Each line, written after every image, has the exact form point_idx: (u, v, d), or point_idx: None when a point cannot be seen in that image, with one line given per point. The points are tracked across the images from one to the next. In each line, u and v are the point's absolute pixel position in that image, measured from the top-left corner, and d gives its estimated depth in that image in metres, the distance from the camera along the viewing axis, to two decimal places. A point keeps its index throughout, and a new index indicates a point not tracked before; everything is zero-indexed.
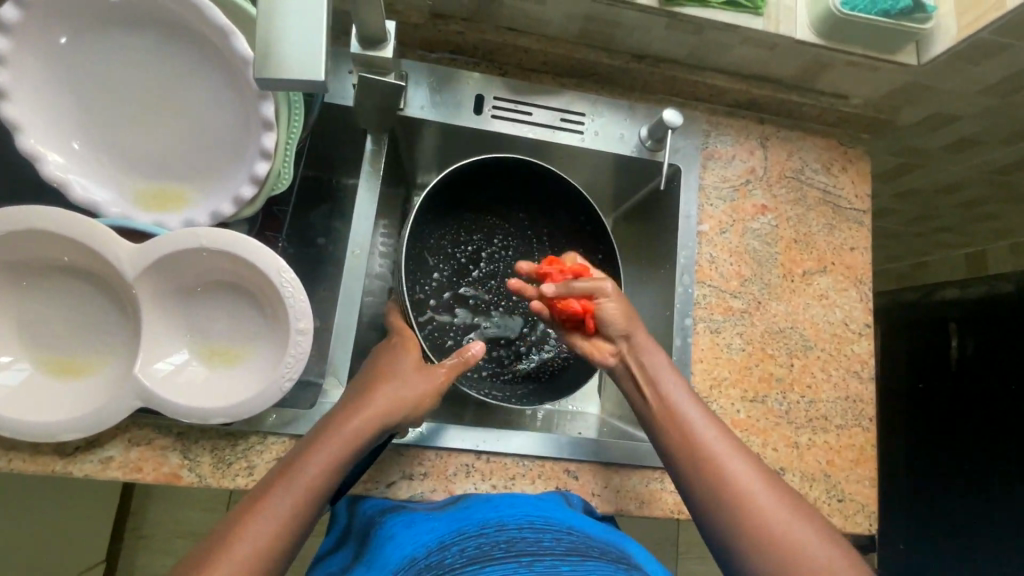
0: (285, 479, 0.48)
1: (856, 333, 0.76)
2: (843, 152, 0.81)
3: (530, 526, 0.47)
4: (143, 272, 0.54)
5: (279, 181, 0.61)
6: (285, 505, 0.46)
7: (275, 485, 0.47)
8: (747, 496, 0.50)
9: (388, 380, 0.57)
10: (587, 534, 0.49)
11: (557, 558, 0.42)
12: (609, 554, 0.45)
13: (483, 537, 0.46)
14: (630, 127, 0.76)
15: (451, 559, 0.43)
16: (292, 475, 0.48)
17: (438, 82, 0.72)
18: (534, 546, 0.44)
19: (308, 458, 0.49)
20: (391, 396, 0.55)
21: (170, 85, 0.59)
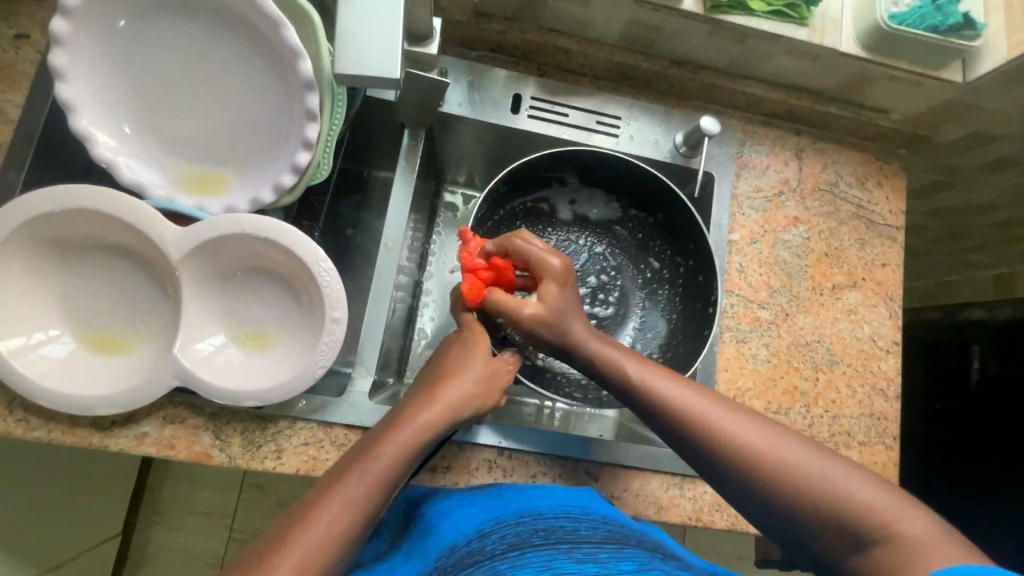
0: (357, 468, 0.48)
1: (884, 351, 0.75)
2: (879, 167, 0.80)
3: (566, 515, 0.48)
4: (188, 255, 0.55)
5: (319, 171, 0.63)
6: (354, 496, 0.47)
7: (340, 476, 0.48)
8: (755, 460, 0.49)
9: (456, 373, 0.57)
10: (623, 523, 0.50)
11: (595, 546, 0.43)
12: (643, 542, 0.46)
13: (521, 525, 0.46)
14: (665, 132, 0.76)
15: (493, 546, 0.44)
16: (364, 464, 0.48)
17: (476, 80, 0.73)
18: (571, 534, 0.45)
19: (378, 449, 0.50)
20: (459, 389, 0.56)
21: (216, 72, 0.61)
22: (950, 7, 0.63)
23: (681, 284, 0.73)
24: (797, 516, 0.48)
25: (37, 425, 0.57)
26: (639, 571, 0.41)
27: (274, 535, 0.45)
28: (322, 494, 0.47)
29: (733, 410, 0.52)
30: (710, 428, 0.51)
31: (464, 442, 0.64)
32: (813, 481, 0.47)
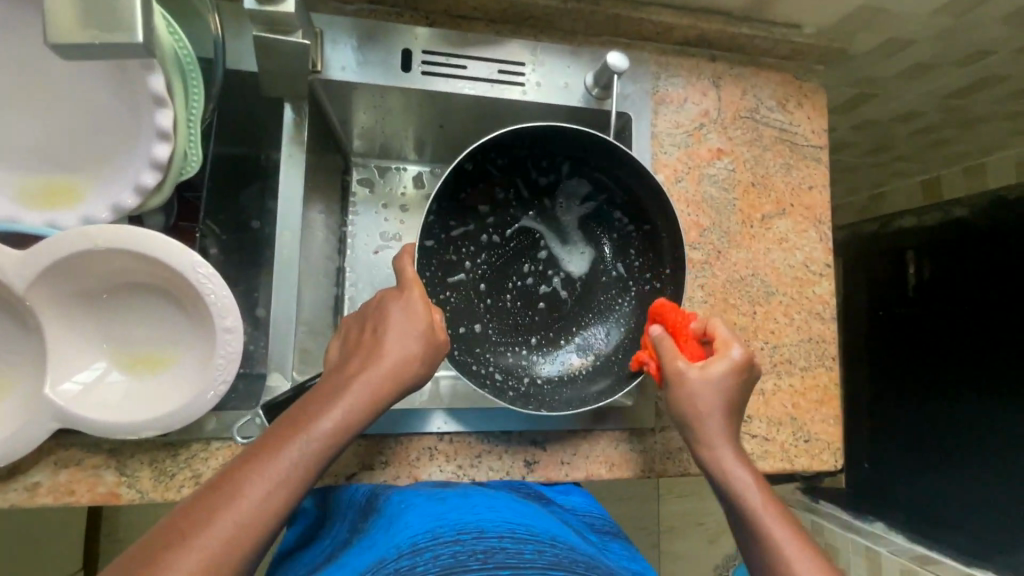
0: (293, 439, 0.42)
1: (817, 275, 0.75)
2: (798, 86, 0.77)
3: (511, 536, 0.45)
4: (36, 280, 0.48)
5: (188, 164, 0.55)
6: (286, 476, 0.41)
7: (266, 454, 0.41)
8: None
9: (395, 330, 0.50)
10: (570, 544, 0.47)
11: (537, 570, 0.40)
12: (590, 567, 0.43)
13: (459, 545, 0.43)
14: (575, 74, 0.70)
15: (424, 566, 0.40)
16: (302, 436, 0.43)
17: (358, 38, 0.65)
18: (513, 558, 0.41)
19: (315, 419, 0.44)
20: (397, 348, 0.49)
21: (34, 61, 0.51)
22: None
23: (641, 304, 0.67)
24: None
25: None
26: None
27: (175, 521, 0.38)
28: (239, 474, 0.40)
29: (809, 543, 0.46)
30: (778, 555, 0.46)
31: (401, 432, 0.61)
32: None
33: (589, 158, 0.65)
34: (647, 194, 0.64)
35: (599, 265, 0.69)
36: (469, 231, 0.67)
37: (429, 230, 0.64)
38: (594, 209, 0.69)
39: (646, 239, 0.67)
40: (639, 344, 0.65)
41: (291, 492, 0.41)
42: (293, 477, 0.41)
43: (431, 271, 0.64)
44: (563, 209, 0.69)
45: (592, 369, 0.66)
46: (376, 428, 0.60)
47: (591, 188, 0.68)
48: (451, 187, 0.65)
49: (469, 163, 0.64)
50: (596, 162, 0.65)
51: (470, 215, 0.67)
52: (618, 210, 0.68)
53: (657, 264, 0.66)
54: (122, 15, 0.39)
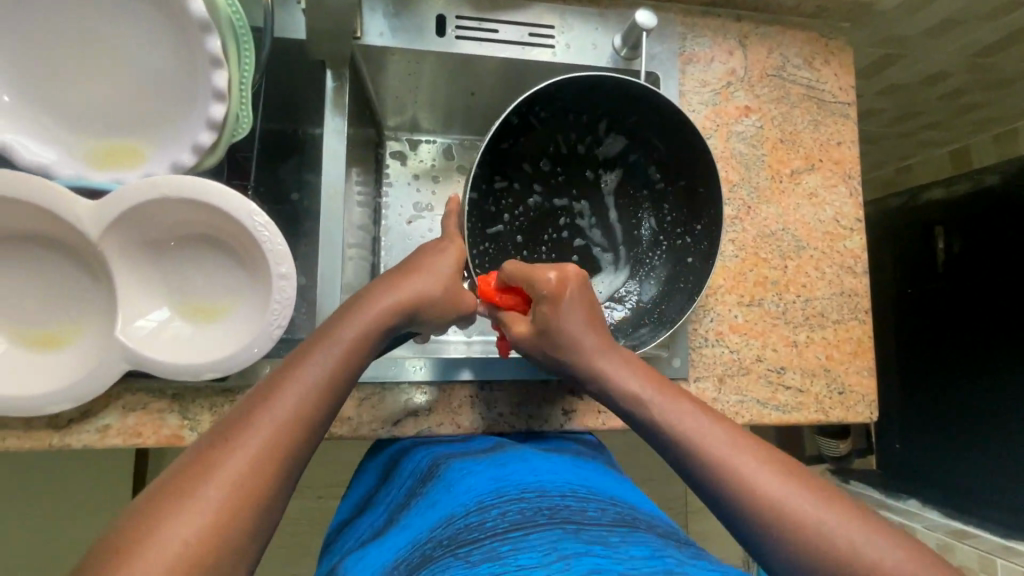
0: (318, 351, 0.46)
1: (848, 229, 0.75)
2: (824, 44, 0.78)
3: (573, 495, 0.46)
4: (108, 229, 0.51)
5: (240, 125, 0.58)
6: (316, 382, 0.45)
7: (297, 364, 0.45)
8: (759, 503, 0.40)
9: (428, 270, 0.54)
10: (630, 504, 0.48)
11: (604, 529, 0.40)
12: (652, 526, 0.44)
13: (524, 501, 0.44)
14: (603, 36, 0.72)
15: (493, 523, 0.41)
16: (324, 352, 0.46)
17: (394, 5, 0.68)
18: (578, 515, 0.42)
19: (336, 333, 0.48)
20: (429, 283, 0.53)
21: (99, 29, 0.54)
22: None
23: (672, 261, 0.69)
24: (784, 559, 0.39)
25: None
26: (653, 557, 0.37)
27: (225, 426, 0.42)
28: (276, 389, 0.44)
29: (743, 441, 0.44)
30: (726, 468, 0.42)
31: (444, 381, 0.63)
32: (807, 537, 0.39)
33: (629, 116, 0.66)
34: (686, 152, 0.65)
35: (633, 220, 0.71)
36: (509, 183, 0.69)
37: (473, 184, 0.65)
38: (630, 166, 0.70)
39: (680, 195, 0.68)
40: (672, 299, 0.67)
41: (321, 394, 0.45)
42: (325, 385, 0.45)
43: (473, 221, 0.66)
44: (599, 165, 0.71)
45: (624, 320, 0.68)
46: (420, 375, 0.63)
47: (629, 145, 0.69)
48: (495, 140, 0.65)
49: (514, 118, 0.64)
50: (633, 118, 0.66)
51: (511, 169, 0.69)
52: (654, 167, 0.69)
53: (690, 220, 0.67)
54: None
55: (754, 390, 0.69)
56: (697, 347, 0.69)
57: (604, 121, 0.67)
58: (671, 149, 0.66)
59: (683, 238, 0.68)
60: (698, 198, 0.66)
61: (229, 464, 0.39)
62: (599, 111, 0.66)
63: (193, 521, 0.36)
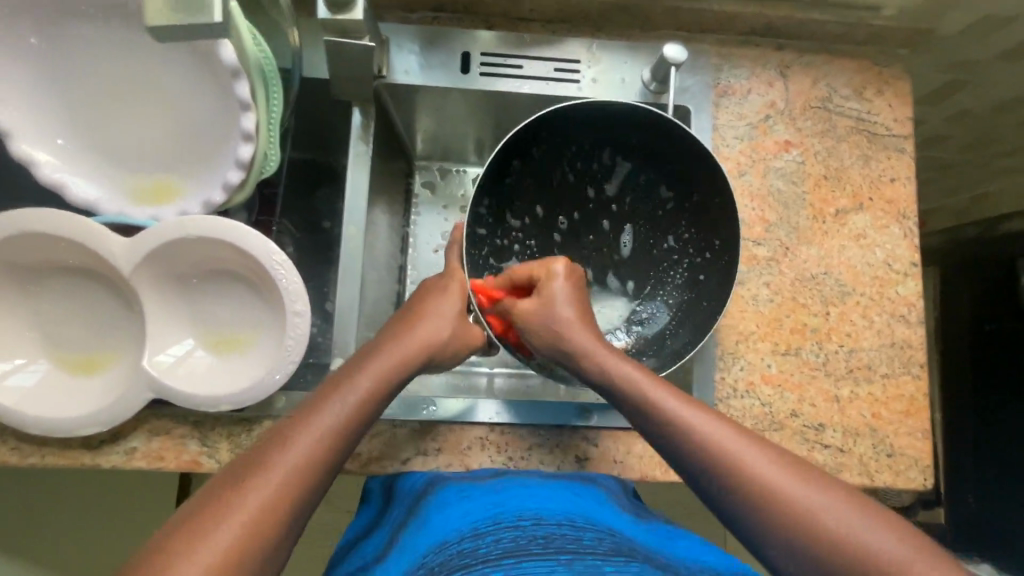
0: (328, 403, 0.46)
1: (902, 274, 0.68)
2: (877, 72, 0.71)
3: (569, 522, 0.45)
4: (140, 265, 0.54)
5: (268, 161, 0.60)
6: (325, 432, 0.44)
7: (319, 403, 0.46)
8: (757, 486, 0.43)
9: (435, 313, 0.57)
10: (627, 533, 0.48)
11: (598, 558, 0.41)
12: (648, 556, 0.44)
13: (519, 529, 0.44)
14: (632, 69, 0.69)
15: (488, 551, 0.42)
16: (336, 400, 0.46)
17: (421, 43, 0.68)
18: (573, 544, 0.42)
19: (353, 381, 0.48)
20: (439, 325, 0.56)
21: (144, 76, 0.58)
22: None
23: (688, 287, 0.67)
24: (773, 528, 0.42)
25: (31, 452, 0.58)
26: None
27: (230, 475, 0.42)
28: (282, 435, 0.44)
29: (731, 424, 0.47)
30: (737, 465, 0.44)
31: (453, 421, 0.62)
32: (831, 534, 0.40)
33: (630, 141, 0.65)
34: (691, 166, 0.63)
35: (651, 243, 0.70)
36: (519, 218, 0.70)
37: (479, 220, 0.66)
38: (634, 193, 0.69)
39: (694, 215, 0.65)
40: (687, 328, 0.64)
41: (335, 439, 0.45)
42: (339, 428, 0.45)
43: (482, 258, 0.67)
44: (608, 198, 0.70)
45: (641, 343, 0.68)
46: (431, 415, 0.62)
47: (635, 169, 0.68)
48: (496, 175, 0.65)
49: (514, 159, 0.65)
50: (634, 136, 0.64)
51: (521, 210, 0.70)
52: (662, 185, 0.67)
53: (706, 237, 0.65)
54: None
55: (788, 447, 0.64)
56: (724, 398, 0.65)
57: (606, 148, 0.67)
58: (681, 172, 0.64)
59: (700, 259, 0.66)
60: (712, 211, 0.63)
61: (243, 502, 0.39)
62: (600, 141, 0.66)
63: (210, 560, 0.36)
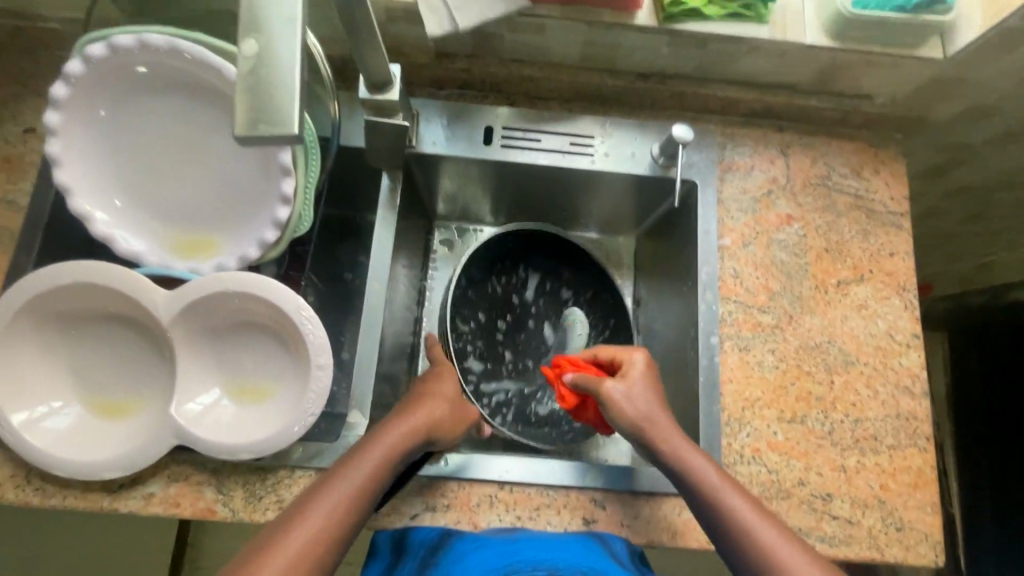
0: (356, 465, 0.52)
1: (904, 345, 0.70)
2: (873, 154, 0.76)
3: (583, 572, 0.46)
4: (178, 317, 0.58)
5: (302, 222, 0.65)
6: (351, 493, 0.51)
7: (372, 438, 0.55)
8: (754, 542, 0.51)
9: (440, 392, 0.62)
10: None
11: None
12: None
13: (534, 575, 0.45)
14: (642, 145, 0.75)
15: None
16: (362, 463, 0.53)
17: (447, 117, 0.74)
18: None
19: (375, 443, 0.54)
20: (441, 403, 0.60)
21: (196, 142, 0.63)
22: None
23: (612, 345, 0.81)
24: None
25: (52, 493, 0.60)
26: None
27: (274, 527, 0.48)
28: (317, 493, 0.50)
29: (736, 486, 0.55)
30: (741, 526, 0.52)
31: (463, 477, 0.64)
32: None
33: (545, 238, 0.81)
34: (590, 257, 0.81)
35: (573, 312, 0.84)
36: (466, 323, 0.80)
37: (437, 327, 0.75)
38: (548, 280, 0.84)
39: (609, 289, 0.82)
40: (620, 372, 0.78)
41: (361, 498, 0.51)
42: (364, 489, 0.52)
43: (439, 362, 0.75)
44: (531, 302, 0.84)
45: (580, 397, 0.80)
46: (442, 470, 0.63)
47: (540, 279, 0.84)
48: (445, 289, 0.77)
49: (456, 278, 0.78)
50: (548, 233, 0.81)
51: (463, 316, 0.80)
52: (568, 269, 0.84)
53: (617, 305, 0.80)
54: (284, 94, 0.30)
55: (795, 517, 0.64)
56: (731, 464, 0.65)
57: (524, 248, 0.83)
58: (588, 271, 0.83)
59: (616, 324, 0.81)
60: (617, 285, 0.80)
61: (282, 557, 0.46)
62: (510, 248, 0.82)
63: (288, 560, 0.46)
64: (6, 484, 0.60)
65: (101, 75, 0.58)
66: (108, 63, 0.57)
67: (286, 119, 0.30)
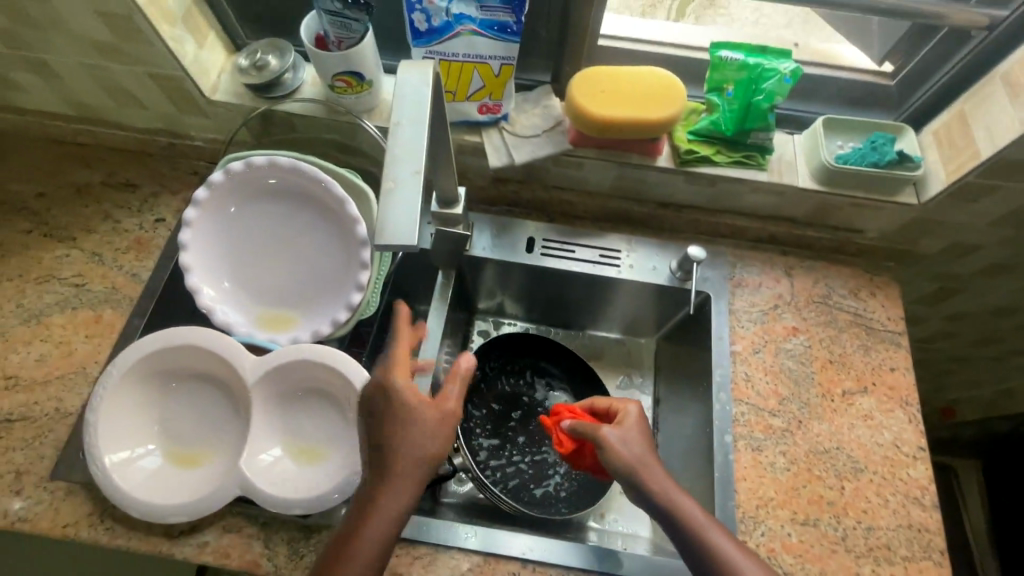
0: (368, 523, 0.51)
1: (911, 457, 0.74)
2: (868, 279, 0.86)
3: None
4: (261, 380, 0.68)
5: (369, 307, 0.76)
6: (372, 547, 0.50)
7: (374, 492, 0.52)
8: None
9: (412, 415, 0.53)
10: None
11: None
12: None
13: None
14: (662, 260, 0.87)
15: None
16: (376, 518, 0.51)
17: (496, 228, 0.88)
18: None
19: (378, 499, 0.51)
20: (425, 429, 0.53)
21: (293, 236, 0.77)
22: (885, 147, 0.74)
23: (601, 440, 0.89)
24: None
25: (120, 533, 0.66)
26: None
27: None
28: (341, 554, 0.50)
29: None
30: None
31: (492, 553, 0.67)
32: None
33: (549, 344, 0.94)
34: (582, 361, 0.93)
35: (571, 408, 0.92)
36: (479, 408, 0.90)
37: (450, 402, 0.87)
38: (551, 379, 0.94)
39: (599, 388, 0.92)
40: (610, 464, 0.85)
41: (382, 546, 0.51)
42: (383, 541, 0.51)
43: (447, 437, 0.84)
44: (537, 401, 0.92)
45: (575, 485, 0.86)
46: (472, 543, 0.68)
47: (541, 382, 0.94)
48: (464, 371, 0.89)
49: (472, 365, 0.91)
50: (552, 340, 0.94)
51: (477, 399, 0.90)
52: (560, 368, 0.94)
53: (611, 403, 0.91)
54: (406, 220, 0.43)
55: None
56: None
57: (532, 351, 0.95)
58: (585, 385, 0.93)
59: None
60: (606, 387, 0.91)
61: None
62: (519, 345, 0.95)
63: None
64: (82, 521, 0.67)
65: (235, 184, 0.74)
66: (241, 175, 0.73)
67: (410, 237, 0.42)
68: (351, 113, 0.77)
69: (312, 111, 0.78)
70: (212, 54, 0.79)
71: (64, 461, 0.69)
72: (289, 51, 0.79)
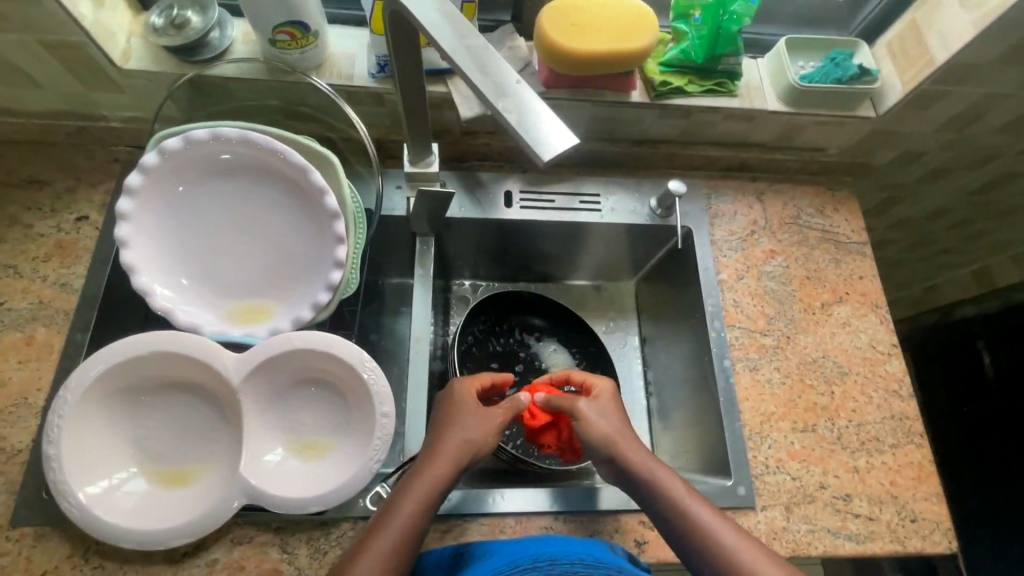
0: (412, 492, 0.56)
1: (886, 354, 0.80)
2: (830, 195, 0.90)
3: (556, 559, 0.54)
4: (248, 378, 0.62)
5: (349, 284, 0.70)
6: (409, 518, 0.55)
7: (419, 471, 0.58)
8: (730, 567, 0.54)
9: (461, 413, 0.62)
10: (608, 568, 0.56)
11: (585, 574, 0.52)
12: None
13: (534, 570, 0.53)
14: (639, 202, 0.86)
15: None
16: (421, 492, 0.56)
17: (469, 186, 0.83)
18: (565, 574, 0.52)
19: (422, 474, 0.57)
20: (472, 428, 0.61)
21: (251, 218, 0.69)
22: (846, 63, 0.75)
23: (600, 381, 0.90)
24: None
25: (112, 570, 0.59)
26: None
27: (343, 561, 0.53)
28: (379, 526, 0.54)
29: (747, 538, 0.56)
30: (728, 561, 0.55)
31: (526, 511, 0.67)
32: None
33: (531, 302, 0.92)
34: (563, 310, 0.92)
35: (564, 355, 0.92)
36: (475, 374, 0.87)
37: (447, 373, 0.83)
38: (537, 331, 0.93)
39: (587, 335, 0.91)
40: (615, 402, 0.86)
41: (422, 515, 0.55)
42: (421, 510, 0.56)
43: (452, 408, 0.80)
44: (529, 356, 0.91)
45: None
46: (505, 505, 0.67)
47: (530, 336, 0.92)
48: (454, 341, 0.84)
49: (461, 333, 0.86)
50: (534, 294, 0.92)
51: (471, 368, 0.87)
52: (546, 319, 0.93)
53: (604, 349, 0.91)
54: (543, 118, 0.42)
55: (823, 519, 0.70)
56: (759, 475, 0.72)
57: (516, 308, 0.92)
58: (573, 332, 0.92)
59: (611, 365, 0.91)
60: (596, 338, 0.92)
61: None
62: (500, 305, 0.92)
63: None
64: (63, 566, 0.59)
65: (176, 165, 0.65)
66: (180, 155, 0.64)
67: (565, 132, 0.41)
68: (297, 71, 0.69)
69: (250, 73, 0.69)
70: (114, 16, 0.67)
71: (26, 505, 0.60)
72: (214, 7, 0.69)
